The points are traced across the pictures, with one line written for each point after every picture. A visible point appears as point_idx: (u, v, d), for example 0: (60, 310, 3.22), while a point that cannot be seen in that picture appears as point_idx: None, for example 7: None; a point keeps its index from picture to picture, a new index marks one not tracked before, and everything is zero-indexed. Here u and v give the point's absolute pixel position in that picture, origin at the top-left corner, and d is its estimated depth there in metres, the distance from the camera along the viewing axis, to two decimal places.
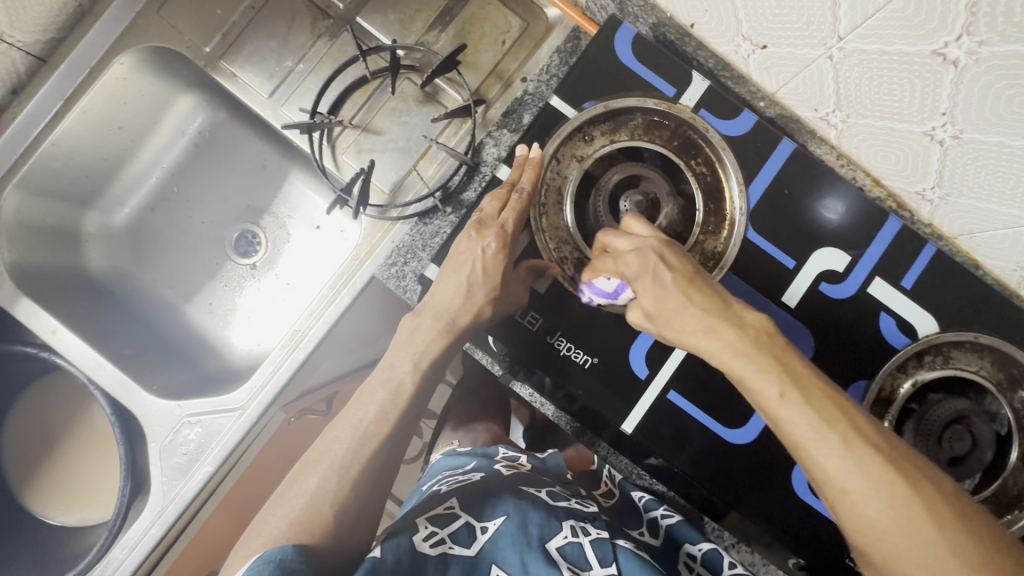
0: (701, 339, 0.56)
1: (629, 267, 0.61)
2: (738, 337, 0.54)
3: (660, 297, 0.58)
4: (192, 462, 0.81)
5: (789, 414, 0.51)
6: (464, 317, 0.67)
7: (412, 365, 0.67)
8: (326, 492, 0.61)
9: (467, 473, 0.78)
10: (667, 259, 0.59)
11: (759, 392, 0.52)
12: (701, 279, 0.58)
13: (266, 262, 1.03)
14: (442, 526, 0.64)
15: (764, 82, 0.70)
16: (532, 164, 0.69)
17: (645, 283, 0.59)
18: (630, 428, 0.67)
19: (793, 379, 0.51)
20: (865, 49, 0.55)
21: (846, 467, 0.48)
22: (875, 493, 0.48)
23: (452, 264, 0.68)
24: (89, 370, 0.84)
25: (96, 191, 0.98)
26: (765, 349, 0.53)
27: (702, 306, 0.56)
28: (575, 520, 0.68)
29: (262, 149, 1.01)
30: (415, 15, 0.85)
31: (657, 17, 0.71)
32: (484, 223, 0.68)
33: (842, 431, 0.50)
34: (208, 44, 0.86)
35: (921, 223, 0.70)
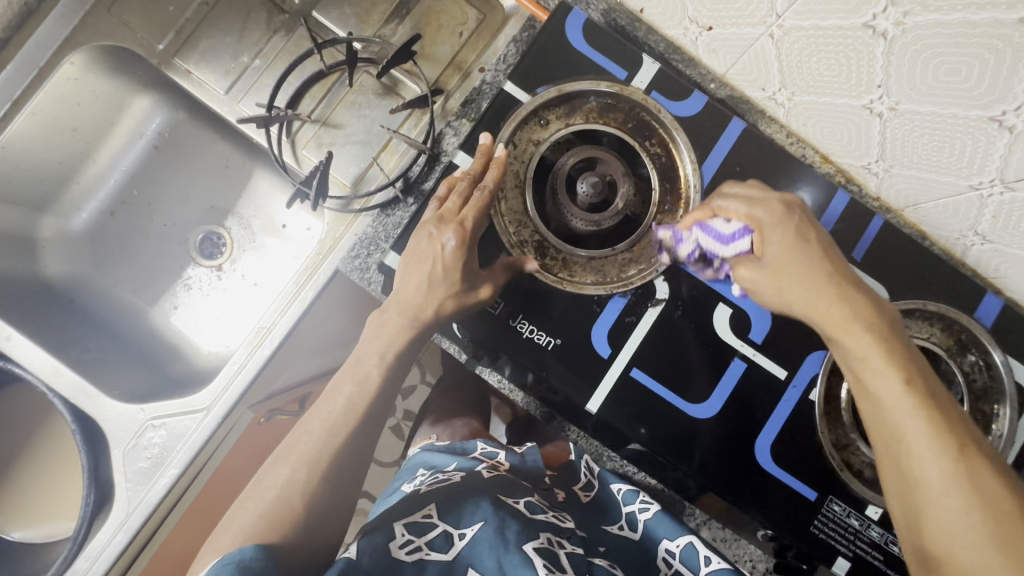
0: (822, 297, 0.55)
1: (767, 211, 0.58)
2: (865, 313, 0.54)
3: (790, 248, 0.57)
4: (157, 466, 0.80)
5: (900, 401, 0.50)
6: (428, 310, 0.65)
7: (377, 360, 0.67)
8: (296, 483, 0.61)
9: (449, 472, 0.75)
10: (805, 222, 0.58)
11: (874, 375, 0.52)
12: (839, 258, 0.57)
13: (232, 263, 1.02)
14: (419, 534, 0.62)
15: (713, 64, 0.71)
16: (495, 162, 0.67)
17: (783, 229, 0.57)
18: (595, 407, 0.68)
19: (918, 373, 0.51)
20: (802, 25, 0.57)
21: (950, 470, 0.48)
22: (972, 505, 0.47)
23: (410, 258, 0.67)
24: (47, 378, 0.82)
25: (51, 196, 0.96)
26: (895, 337, 0.53)
27: (835, 279, 0.55)
28: (552, 533, 0.64)
29: (224, 149, 1.00)
30: (371, 9, 0.85)
31: (607, 4, 0.73)
32: (444, 220, 0.66)
33: (958, 435, 0.49)
34: (162, 41, 0.85)
35: (870, 197, 0.73)
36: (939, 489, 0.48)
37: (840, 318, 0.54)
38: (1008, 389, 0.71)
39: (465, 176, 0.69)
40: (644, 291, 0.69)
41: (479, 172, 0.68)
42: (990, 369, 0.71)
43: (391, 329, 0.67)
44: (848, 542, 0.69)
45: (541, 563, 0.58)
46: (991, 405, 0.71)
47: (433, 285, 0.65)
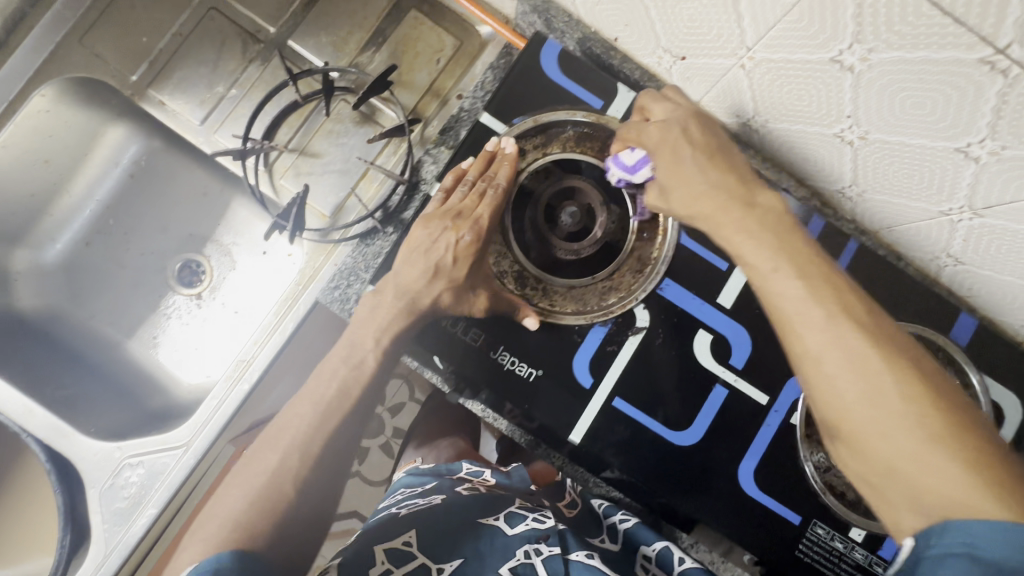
0: (706, 205, 0.58)
1: (649, 137, 0.63)
2: (743, 219, 0.56)
3: (673, 162, 0.62)
4: (135, 506, 0.78)
5: (778, 286, 0.52)
6: (427, 298, 0.67)
7: (343, 383, 0.65)
8: (287, 471, 0.61)
9: (427, 496, 0.73)
10: (691, 134, 0.62)
11: (754, 265, 0.54)
12: (723, 159, 0.61)
13: (211, 292, 1.00)
14: (398, 564, 0.60)
15: (689, 91, 0.72)
16: (508, 160, 0.70)
17: (665, 150, 0.62)
18: (578, 438, 0.68)
19: (791, 257, 0.52)
20: (771, 58, 0.58)
21: (825, 338, 0.48)
22: (849, 370, 0.47)
23: (412, 252, 0.68)
24: (19, 418, 0.80)
25: (25, 228, 0.95)
26: (767, 228, 0.55)
27: (712, 183, 0.59)
28: (529, 544, 0.64)
29: (202, 176, 0.99)
30: (348, 37, 0.85)
31: (582, 32, 0.73)
32: (461, 215, 0.68)
33: (832, 307, 0.49)
34: (135, 72, 0.84)
35: (846, 220, 0.74)
36: (818, 358, 0.49)
37: (724, 217, 0.58)
38: (984, 407, 0.71)
39: (476, 175, 0.70)
40: (625, 319, 0.69)
41: (492, 170, 0.70)
42: (968, 389, 0.71)
43: (370, 364, 0.66)
44: (832, 565, 0.69)
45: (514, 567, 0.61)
46: None
47: (436, 274, 0.67)
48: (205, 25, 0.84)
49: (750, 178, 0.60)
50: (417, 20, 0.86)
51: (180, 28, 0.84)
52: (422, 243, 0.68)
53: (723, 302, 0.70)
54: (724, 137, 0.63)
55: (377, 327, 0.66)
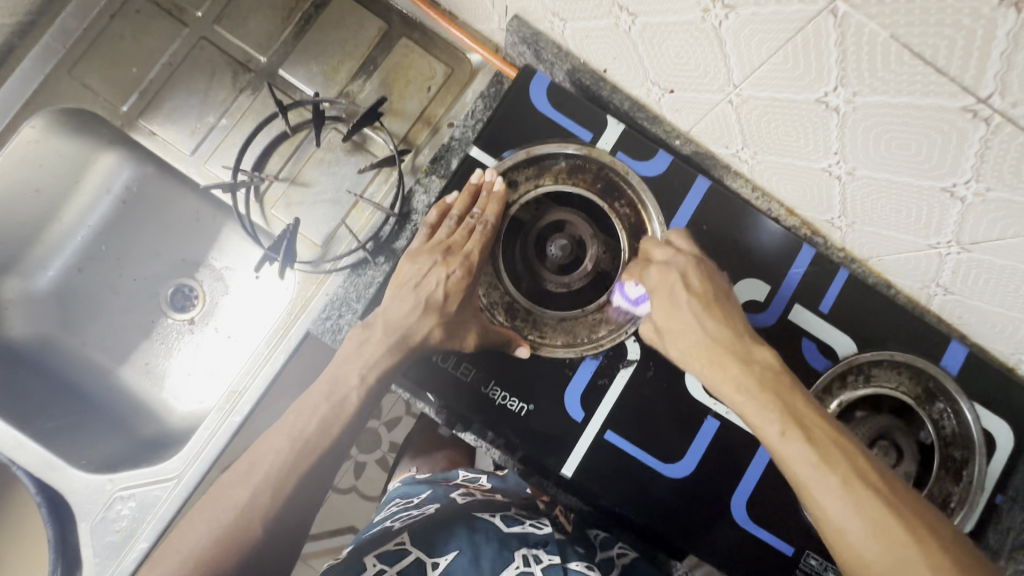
0: (706, 366, 0.61)
1: (652, 277, 0.67)
2: (743, 375, 0.58)
3: (671, 309, 0.65)
4: (126, 539, 0.77)
5: (789, 451, 0.53)
6: (417, 333, 0.68)
7: (324, 420, 0.65)
8: (259, 504, 0.61)
9: (422, 506, 0.78)
10: (696, 276, 0.65)
11: (762, 428, 0.55)
12: (726, 312, 0.64)
13: (204, 317, 1.00)
14: (389, 564, 0.63)
15: (678, 122, 0.72)
16: (495, 196, 0.70)
17: (663, 295, 0.65)
18: (570, 472, 0.68)
19: (794, 419, 0.54)
20: (758, 96, 0.58)
21: (843, 505, 0.50)
22: (873, 535, 0.49)
23: (403, 285, 0.70)
24: (9, 451, 0.80)
25: (16, 255, 0.94)
26: (768, 386, 0.57)
27: (713, 337, 0.62)
28: (527, 550, 0.67)
29: (194, 202, 0.99)
30: (338, 66, 0.85)
31: (572, 63, 0.73)
32: (451, 251, 0.70)
33: (842, 470, 0.51)
34: (125, 103, 0.83)
35: (835, 248, 0.73)
36: (841, 525, 0.50)
37: (730, 378, 0.59)
38: (976, 434, 0.72)
39: (464, 210, 0.71)
40: (615, 351, 0.69)
41: (479, 206, 0.71)
42: (959, 416, 0.72)
43: (352, 403, 0.66)
44: None
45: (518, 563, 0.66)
46: (960, 450, 0.72)
47: (426, 308, 0.68)
48: (195, 55, 0.84)
49: (746, 330, 0.63)
50: (407, 48, 0.86)
51: (170, 58, 0.84)
52: (412, 278, 0.70)
53: None
54: (720, 279, 0.66)
55: (364, 364, 0.66)
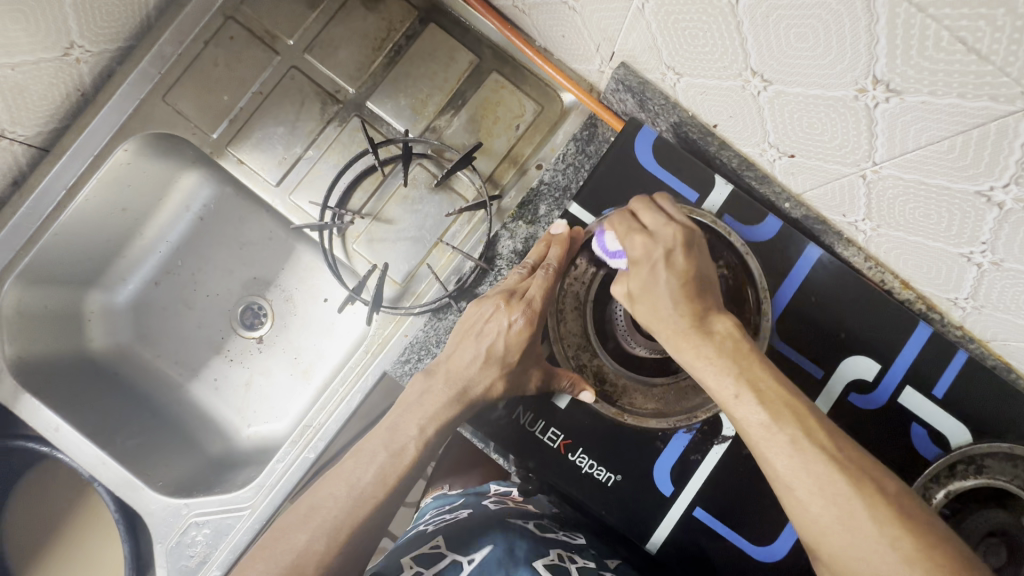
0: (657, 316, 0.61)
1: (631, 249, 0.63)
2: (700, 342, 0.58)
3: (648, 284, 0.62)
4: (200, 565, 0.79)
5: (714, 376, 0.56)
6: (477, 386, 0.66)
7: (381, 470, 0.64)
8: (312, 553, 0.59)
9: (454, 510, 0.73)
10: (671, 259, 0.61)
11: (717, 389, 0.56)
12: (696, 285, 0.61)
13: (273, 336, 1.00)
14: (425, 566, 0.58)
15: (790, 184, 0.67)
16: (560, 239, 0.68)
17: (643, 268, 0.62)
18: (654, 548, 0.66)
19: (728, 352, 0.57)
20: (901, 176, 0.53)
21: (760, 422, 0.52)
22: (816, 489, 0.49)
23: (469, 332, 0.68)
24: (92, 468, 0.82)
25: (101, 269, 0.96)
26: (727, 352, 0.57)
27: (682, 312, 0.59)
28: (561, 550, 0.63)
29: (269, 223, 0.98)
30: (426, 99, 0.83)
31: (679, 116, 0.70)
32: (514, 296, 0.67)
33: (763, 396, 0.53)
34: (216, 130, 0.84)
35: (952, 326, 0.67)
36: (753, 439, 0.53)
37: (690, 342, 0.58)
38: None
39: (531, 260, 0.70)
40: (711, 426, 0.66)
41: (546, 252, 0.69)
42: None
43: (411, 451, 0.65)
44: None
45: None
46: None
47: (487, 359, 0.66)
48: (285, 84, 0.83)
49: (713, 297, 0.61)
50: (498, 84, 0.83)
51: (261, 87, 0.83)
52: (476, 324, 0.68)
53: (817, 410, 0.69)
54: (694, 258, 0.62)
55: (424, 414, 0.66)
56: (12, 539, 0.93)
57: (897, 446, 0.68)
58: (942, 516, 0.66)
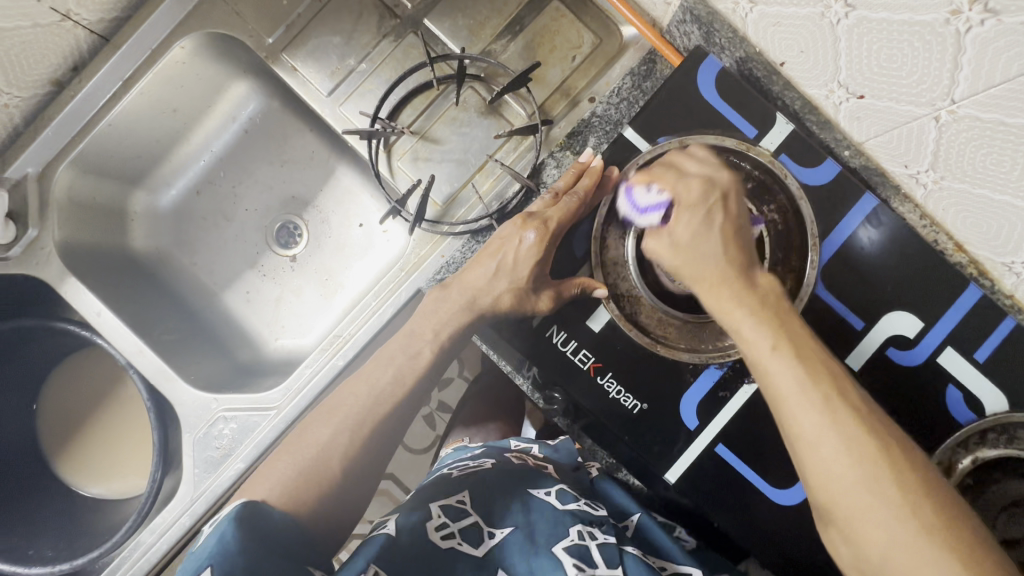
0: (711, 283, 0.56)
1: (687, 193, 0.60)
2: (743, 293, 0.55)
3: (695, 233, 0.58)
4: (225, 457, 0.82)
5: (775, 368, 0.51)
6: (488, 293, 0.68)
7: (398, 371, 0.68)
8: (336, 446, 0.63)
9: (478, 459, 0.76)
10: (718, 211, 0.59)
11: (751, 342, 0.53)
12: (742, 239, 0.59)
13: (306, 256, 1.01)
14: (453, 519, 0.63)
15: (852, 131, 0.66)
16: (592, 172, 0.69)
17: (696, 213, 0.59)
18: (673, 479, 0.67)
19: (786, 336, 0.52)
20: (979, 117, 0.51)
21: (821, 424, 0.49)
22: (846, 448, 0.48)
23: (490, 249, 0.69)
24: (130, 354, 0.85)
25: (146, 171, 0.98)
26: (776, 319, 0.53)
27: (728, 256, 0.57)
28: (583, 525, 0.64)
29: (312, 142, 0.99)
30: (484, 22, 0.81)
31: (745, 51, 0.68)
32: (532, 216, 0.68)
33: (824, 390, 0.50)
34: (272, 35, 0.84)
35: (1002, 295, 0.65)
36: (815, 444, 0.49)
37: (724, 289, 0.55)
38: None
39: (556, 188, 0.71)
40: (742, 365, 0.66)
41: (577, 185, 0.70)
42: None
43: (425, 357, 0.69)
44: None
45: (569, 562, 0.60)
46: None
47: (499, 271, 0.67)
48: None
49: (749, 253, 0.59)
50: (558, 11, 0.80)
51: None
52: (495, 244, 0.69)
53: (850, 363, 0.68)
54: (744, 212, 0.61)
55: (438, 321, 0.69)
56: (45, 420, 0.97)
57: (930, 408, 0.67)
58: (962, 485, 0.66)
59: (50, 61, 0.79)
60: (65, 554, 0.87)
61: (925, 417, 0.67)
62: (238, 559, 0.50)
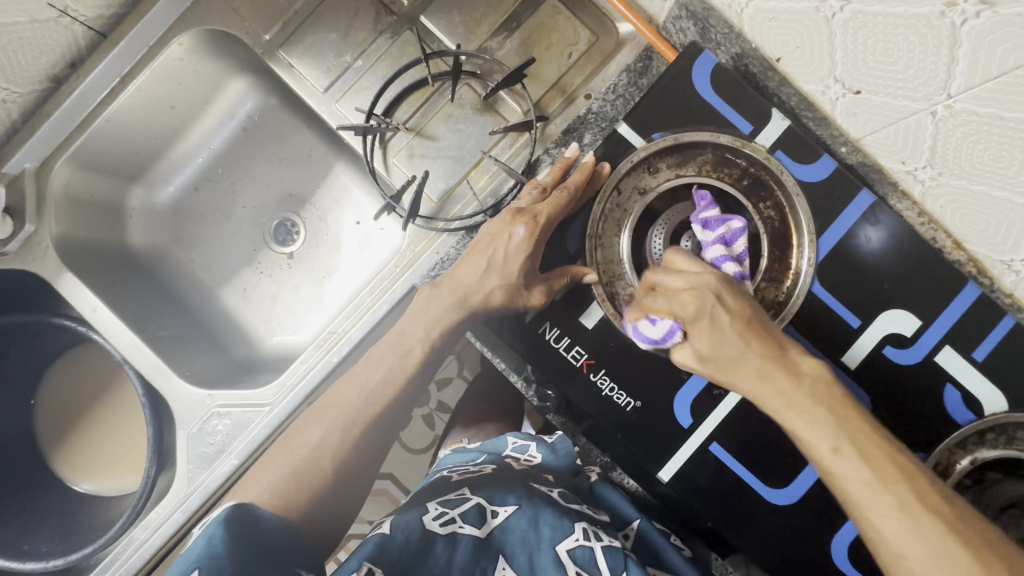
0: (756, 385, 0.55)
1: (683, 308, 0.57)
2: (787, 389, 0.54)
3: (715, 338, 0.56)
4: (218, 453, 0.82)
5: (842, 469, 0.51)
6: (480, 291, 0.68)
7: (389, 368, 0.67)
8: (328, 445, 0.63)
9: (479, 464, 0.76)
10: (725, 303, 0.56)
11: (809, 442, 0.52)
12: (763, 330, 0.57)
13: (304, 253, 1.01)
14: (451, 507, 0.63)
15: (849, 127, 0.65)
16: (584, 169, 0.68)
17: (702, 326, 0.56)
18: (667, 476, 0.66)
19: (849, 436, 0.51)
20: (976, 111, 0.50)
21: (903, 529, 0.47)
22: (938, 553, 0.46)
23: (480, 244, 0.68)
24: (125, 350, 0.85)
25: (144, 167, 0.98)
26: (832, 415, 0.52)
27: (758, 354, 0.55)
28: (587, 524, 0.65)
29: (310, 140, 0.99)
30: (480, 19, 0.81)
31: (741, 47, 0.68)
32: (521, 211, 0.68)
33: (900, 492, 0.48)
34: (269, 32, 0.84)
35: (1001, 293, 0.65)
36: (900, 550, 0.47)
37: (770, 392, 0.55)
38: None
39: (547, 182, 0.70)
40: None
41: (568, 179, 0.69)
42: None
43: (417, 355, 0.68)
44: None
45: (574, 568, 0.61)
46: None
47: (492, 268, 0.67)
48: None
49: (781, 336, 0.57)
50: (555, 8, 0.80)
51: None
52: (486, 239, 0.68)
53: (847, 362, 0.68)
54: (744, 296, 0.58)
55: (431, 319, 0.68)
56: (40, 416, 0.97)
57: (928, 408, 0.66)
58: (961, 486, 0.65)
59: (48, 57, 0.80)
60: (60, 550, 0.88)
61: (922, 417, 0.66)
62: (226, 563, 0.49)
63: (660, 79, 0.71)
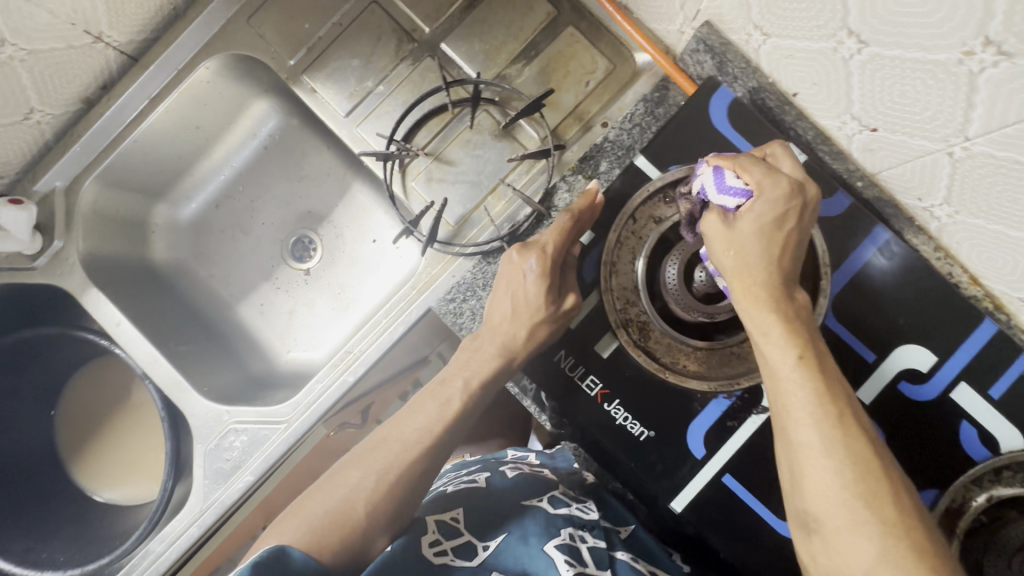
0: (754, 280, 0.54)
1: (775, 188, 0.54)
2: (779, 299, 0.53)
3: (760, 229, 0.54)
4: (234, 469, 0.83)
5: (793, 377, 0.50)
6: (496, 318, 0.69)
7: None
8: (361, 489, 0.60)
9: (473, 471, 0.75)
10: (801, 215, 0.55)
11: (775, 348, 0.52)
12: (794, 254, 0.55)
13: (320, 269, 1.03)
14: (446, 536, 0.62)
15: (865, 162, 0.66)
16: (585, 196, 0.70)
17: (769, 209, 0.54)
18: (680, 508, 0.66)
19: (814, 354, 0.51)
20: (994, 154, 0.50)
21: (829, 437, 0.48)
22: (845, 469, 0.47)
23: (499, 289, 0.70)
24: (146, 365, 0.87)
25: (168, 185, 1.00)
26: (804, 333, 0.52)
27: (777, 262, 0.54)
28: (574, 528, 0.65)
29: (328, 159, 1.01)
30: (500, 47, 0.83)
31: (758, 81, 0.69)
32: (529, 246, 0.69)
33: (837, 411, 0.49)
34: (293, 57, 0.86)
35: (1018, 328, 0.65)
36: (817, 452, 0.48)
37: (752, 299, 0.54)
38: None
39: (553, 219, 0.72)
40: (750, 394, 0.66)
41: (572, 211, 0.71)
42: None
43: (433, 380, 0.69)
44: None
45: (562, 558, 0.61)
46: None
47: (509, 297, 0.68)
48: (365, 19, 0.85)
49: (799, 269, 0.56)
50: (573, 38, 0.81)
51: (341, 19, 0.86)
52: (502, 279, 0.70)
53: (861, 395, 0.68)
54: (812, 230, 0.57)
55: None
56: (60, 426, 0.99)
57: (944, 444, 0.66)
58: (977, 523, 0.64)
59: (82, 80, 0.82)
60: (76, 559, 0.89)
61: (938, 454, 0.66)
62: None
63: (676, 113, 0.72)
